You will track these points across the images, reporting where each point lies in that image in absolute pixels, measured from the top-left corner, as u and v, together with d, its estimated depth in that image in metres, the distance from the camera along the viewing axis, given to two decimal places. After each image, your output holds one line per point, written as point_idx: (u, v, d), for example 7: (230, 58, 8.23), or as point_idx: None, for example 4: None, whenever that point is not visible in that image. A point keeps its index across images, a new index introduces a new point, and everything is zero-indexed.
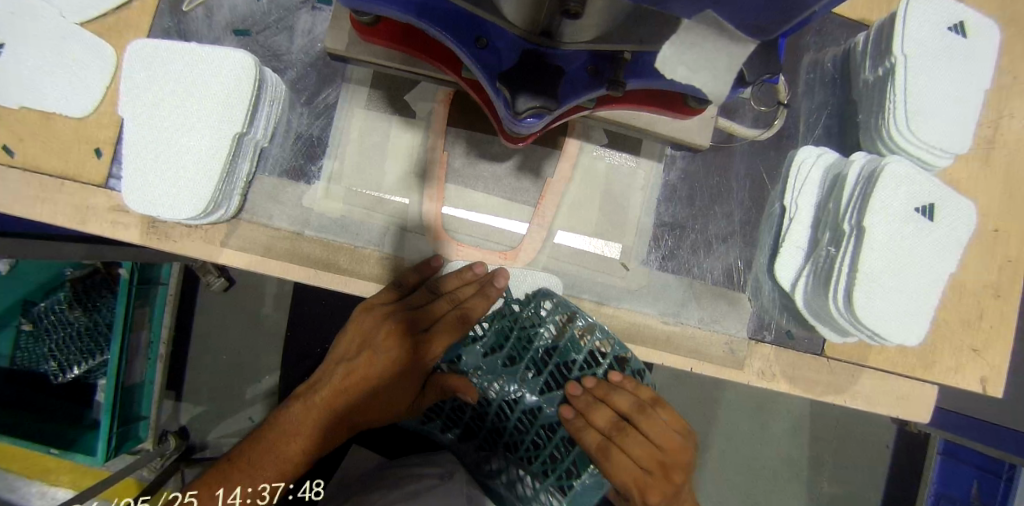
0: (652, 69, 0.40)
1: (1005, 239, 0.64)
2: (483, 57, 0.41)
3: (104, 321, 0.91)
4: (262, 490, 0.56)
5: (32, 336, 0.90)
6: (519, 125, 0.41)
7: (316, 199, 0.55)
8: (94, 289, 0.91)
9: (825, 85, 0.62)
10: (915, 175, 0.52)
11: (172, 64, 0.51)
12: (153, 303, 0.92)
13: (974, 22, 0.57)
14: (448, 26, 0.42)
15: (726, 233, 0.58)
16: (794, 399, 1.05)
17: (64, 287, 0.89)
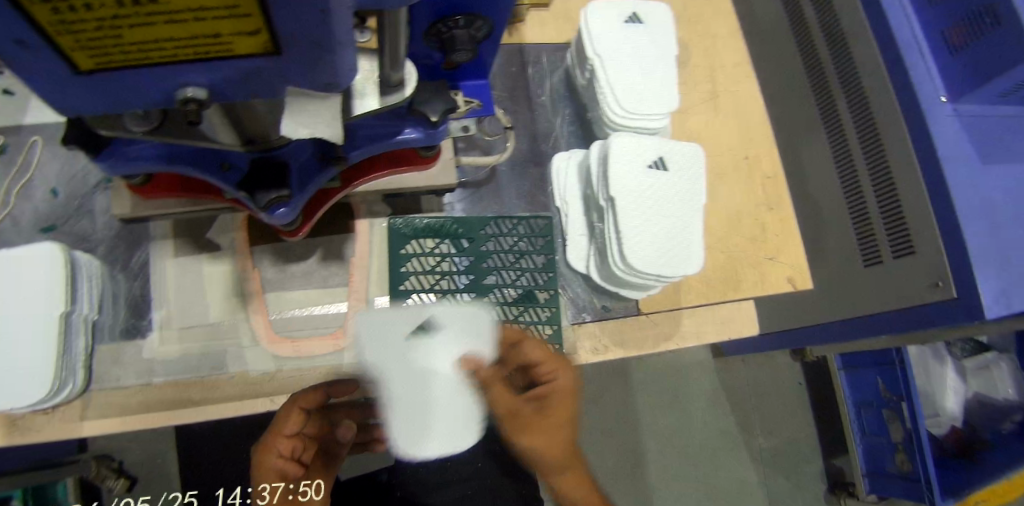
0: (366, 134, 0.52)
1: (756, 163, 0.76)
2: (230, 176, 0.51)
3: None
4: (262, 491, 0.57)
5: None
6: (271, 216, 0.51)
7: (154, 349, 0.60)
8: None
9: (563, 98, 0.73)
10: (638, 140, 0.64)
11: None
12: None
13: (645, 10, 0.70)
14: (195, 162, 0.50)
15: (517, 247, 0.65)
16: (705, 371, 1.12)
17: None
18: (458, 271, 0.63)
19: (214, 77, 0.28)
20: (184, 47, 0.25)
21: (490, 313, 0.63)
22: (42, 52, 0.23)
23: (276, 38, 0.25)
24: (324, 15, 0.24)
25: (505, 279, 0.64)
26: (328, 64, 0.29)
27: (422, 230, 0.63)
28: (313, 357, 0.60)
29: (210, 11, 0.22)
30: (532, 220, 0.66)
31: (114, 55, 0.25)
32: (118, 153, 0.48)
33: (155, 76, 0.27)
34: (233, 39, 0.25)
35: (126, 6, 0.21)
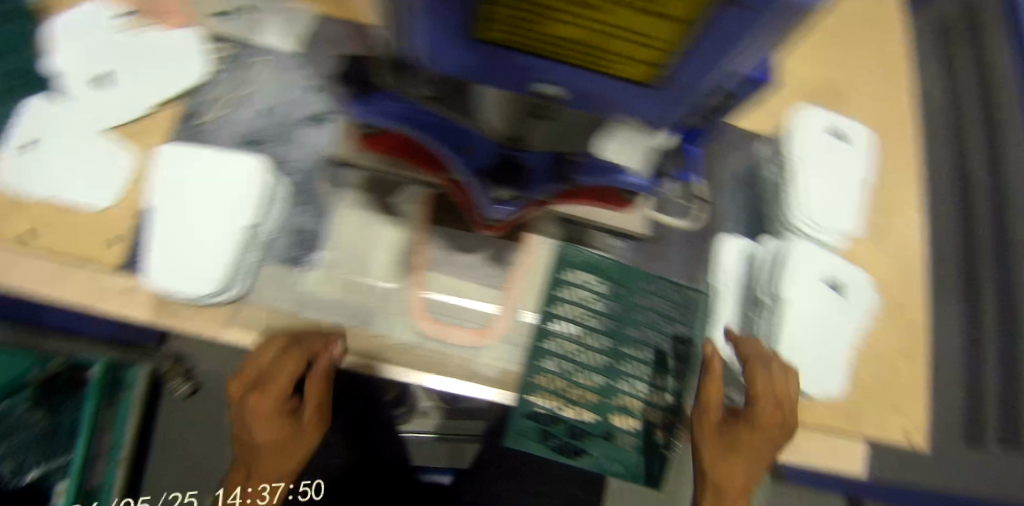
0: (600, 166, 0.51)
1: (903, 307, 0.75)
2: (467, 160, 0.51)
3: (66, 422, 0.83)
4: (262, 490, 0.60)
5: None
6: (492, 210, 0.54)
7: (312, 284, 0.62)
8: (55, 394, 0.82)
9: (743, 185, 0.73)
10: (819, 257, 0.67)
11: (198, 162, 0.62)
12: (120, 404, 0.88)
13: (851, 128, 0.72)
14: (441, 137, 0.49)
15: (665, 311, 0.65)
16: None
17: (27, 388, 0.80)
18: (605, 313, 0.64)
19: (574, 77, 0.31)
20: (578, 49, 0.28)
21: (621, 364, 0.63)
22: (463, 14, 0.26)
23: (662, 66, 0.28)
24: (717, 70, 0.27)
25: (642, 336, 0.64)
26: (671, 96, 0.32)
27: (584, 263, 0.64)
28: (451, 345, 0.62)
29: (634, 36, 0.25)
30: (687, 289, 0.66)
31: (512, 36, 0.28)
32: (374, 103, 0.48)
33: (529, 64, 0.30)
34: (618, 65, 0.29)
35: (577, 11, 0.24)
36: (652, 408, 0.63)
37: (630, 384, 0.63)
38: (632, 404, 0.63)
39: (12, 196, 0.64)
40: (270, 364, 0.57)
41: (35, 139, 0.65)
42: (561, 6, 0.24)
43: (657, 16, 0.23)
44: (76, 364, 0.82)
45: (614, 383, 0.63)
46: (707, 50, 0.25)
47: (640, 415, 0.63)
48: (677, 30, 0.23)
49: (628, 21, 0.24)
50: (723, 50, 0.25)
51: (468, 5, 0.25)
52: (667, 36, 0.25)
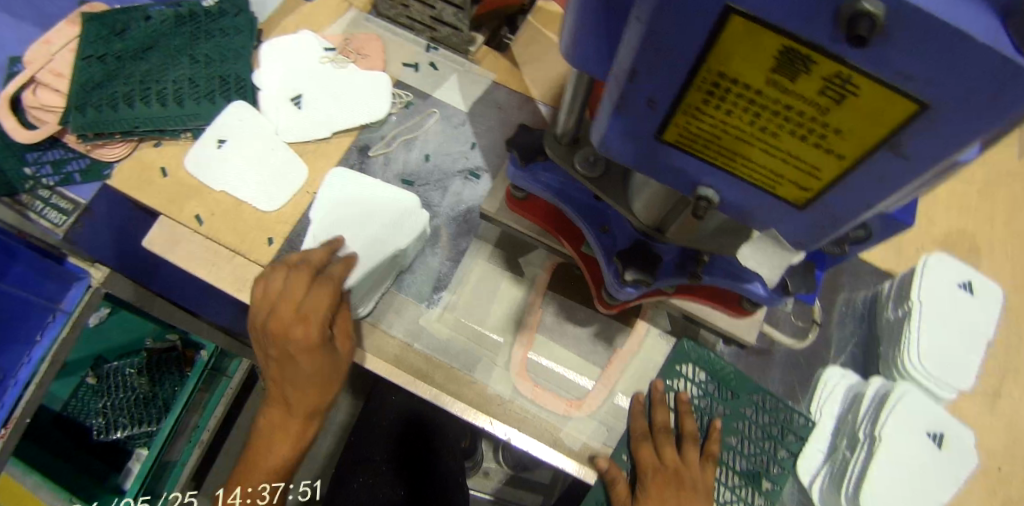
0: (724, 268, 0.53)
1: (1007, 479, 0.71)
2: (604, 239, 0.55)
3: (162, 395, 1.09)
4: (263, 491, 0.69)
5: (91, 389, 1.08)
6: (620, 290, 0.53)
7: (430, 320, 0.67)
8: (165, 364, 1.11)
9: (855, 320, 0.75)
10: (926, 407, 0.65)
11: (359, 188, 0.69)
12: (213, 390, 1.13)
13: (979, 283, 0.72)
14: (585, 213, 0.55)
15: (768, 427, 0.66)
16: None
17: (140, 355, 1.10)
18: (711, 414, 0.65)
19: (730, 187, 0.38)
20: (741, 164, 0.35)
21: (715, 467, 0.65)
22: (659, 117, 0.34)
23: (815, 195, 0.34)
24: (864, 203, 0.33)
25: (743, 447, 0.65)
26: (807, 221, 0.37)
27: (702, 359, 0.66)
28: (542, 407, 0.65)
29: (801, 161, 0.32)
30: (795, 413, 0.66)
31: (691, 143, 0.35)
32: (532, 174, 0.56)
33: (693, 169, 0.37)
34: (785, 183, 0.34)
35: (762, 133, 0.31)
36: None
37: (716, 488, 0.65)
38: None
39: (201, 182, 0.78)
40: (305, 320, 0.60)
41: (225, 139, 0.79)
42: (753, 120, 0.30)
43: (836, 148, 0.29)
44: (190, 344, 1.12)
45: None
46: (860, 185, 0.31)
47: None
48: (857, 154, 0.29)
49: (802, 150, 0.31)
50: (877, 185, 0.31)
51: (673, 108, 0.32)
52: (830, 168, 0.31)
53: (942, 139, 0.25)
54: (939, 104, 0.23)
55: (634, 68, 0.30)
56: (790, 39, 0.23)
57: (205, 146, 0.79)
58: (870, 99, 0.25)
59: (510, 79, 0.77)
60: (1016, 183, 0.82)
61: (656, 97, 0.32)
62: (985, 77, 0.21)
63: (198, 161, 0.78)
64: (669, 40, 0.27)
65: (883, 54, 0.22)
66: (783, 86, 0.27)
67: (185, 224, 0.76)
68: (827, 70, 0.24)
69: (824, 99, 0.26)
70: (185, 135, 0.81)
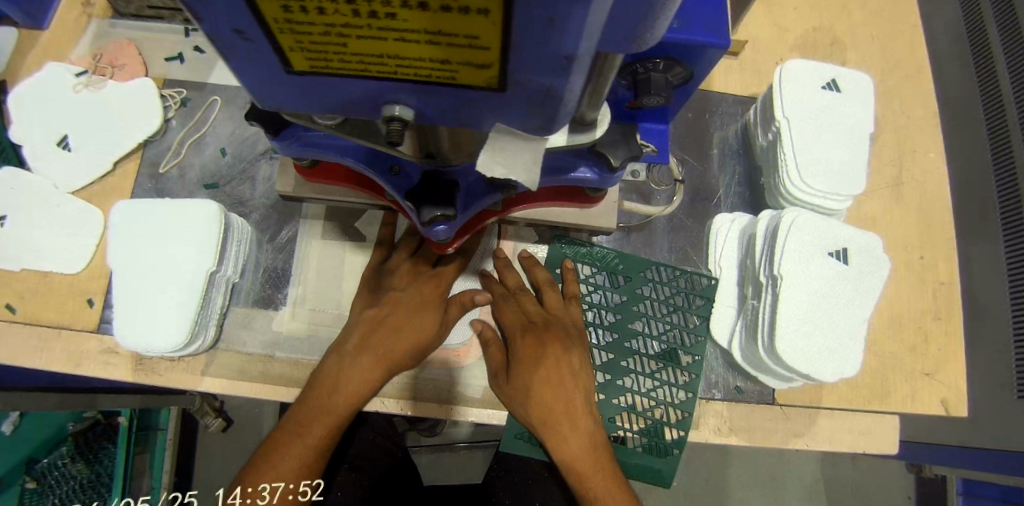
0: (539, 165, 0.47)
1: (932, 265, 0.67)
2: (398, 181, 0.48)
3: (105, 471, 0.98)
4: (261, 489, 0.53)
5: (35, 494, 0.94)
6: (430, 232, 0.46)
7: (284, 322, 0.60)
8: (95, 440, 0.99)
9: (734, 158, 0.69)
10: (824, 224, 0.59)
11: (149, 210, 0.59)
12: (152, 448, 1.07)
13: (844, 78, 0.66)
14: (368, 155, 0.48)
15: (671, 299, 0.61)
16: (805, 462, 1.10)
17: (66, 442, 0.97)
18: (607, 306, 0.61)
19: (421, 96, 0.28)
20: (404, 66, 0.25)
21: (627, 360, 0.61)
22: (263, 45, 0.23)
23: (507, 75, 0.24)
24: (560, 65, 0.23)
25: (651, 330, 0.61)
26: (531, 112, 0.28)
27: (583, 256, 0.62)
28: (431, 370, 0.59)
29: (450, 35, 0.22)
30: (694, 276, 0.62)
31: (331, 62, 0.25)
32: (294, 136, 0.45)
33: (368, 89, 0.27)
34: (460, 67, 0.24)
35: (374, 17, 0.21)
36: (664, 397, 0.60)
37: (636, 381, 0.60)
38: (639, 401, 0.60)
39: None
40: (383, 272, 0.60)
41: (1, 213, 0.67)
42: (350, 6, 0.20)
43: (465, 2, 0.19)
44: (109, 413, 1.00)
45: (619, 379, 0.60)
46: (536, 42, 0.21)
47: (647, 411, 0.59)
48: (499, 2, 0.19)
49: (434, 18, 0.20)
50: (554, 34, 0.20)
51: (260, 28, 0.22)
52: (491, 34, 0.21)
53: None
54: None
55: None
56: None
57: None
58: None
59: None
60: None
61: (235, 25, 0.21)
62: None
63: None
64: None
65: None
66: None
67: None
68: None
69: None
70: None
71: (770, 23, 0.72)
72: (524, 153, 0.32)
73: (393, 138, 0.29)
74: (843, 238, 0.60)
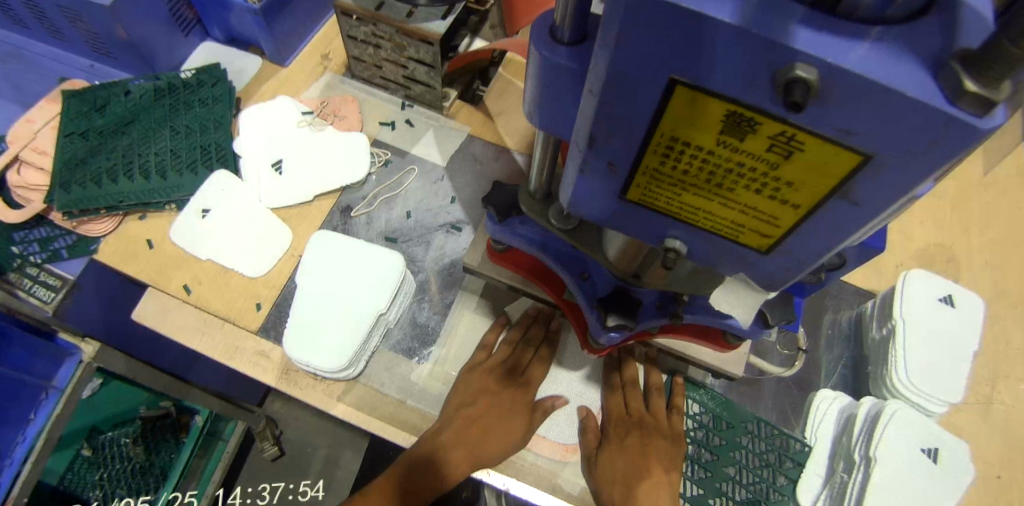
0: (704, 307, 0.56)
1: (1007, 487, 0.71)
2: (585, 286, 0.58)
3: (160, 463, 1.03)
4: None
5: (85, 462, 0.93)
6: (604, 335, 0.55)
7: (422, 375, 0.68)
8: (161, 431, 1.04)
9: (843, 343, 0.76)
10: (921, 422, 0.64)
11: (341, 245, 0.70)
12: (211, 456, 1.13)
13: (961, 295, 0.73)
14: (565, 260, 0.58)
15: (765, 455, 0.66)
16: None
17: (136, 423, 1.00)
18: (706, 444, 0.68)
19: (692, 239, 0.37)
20: (701, 219, 0.34)
21: (713, 498, 0.65)
22: (618, 177, 0.34)
23: (777, 242, 0.33)
24: (824, 248, 0.32)
25: (742, 477, 0.65)
26: (772, 265, 0.36)
27: (695, 391, 0.70)
28: (537, 454, 0.66)
29: (759, 213, 0.31)
30: (790, 438, 0.67)
31: (654, 202, 0.35)
32: (512, 227, 0.59)
33: (654, 225, 0.37)
34: (746, 232, 0.34)
35: (716, 189, 0.31)
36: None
37: None
38: None
39: (187, 252, 0.78)
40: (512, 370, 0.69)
41: (207, 208, 0.79)
42: (709, 179, 0.30)
43: (791, 199, 0.28)
44: (184, 410, 1.07)
45: None
46: (816, 232, 0.30)
47: None
48: (812, 204, 0.28)
49: (759, 201, 0.30)
50: (836, 234, 0.30)
51: (632, 169, 0.32)
52: (788, 218, 0.30)
53: (898, 186, 0.24)
54: (881, 154, 0.23)
55: (592, 134, 0.31)
56: (734, 104, 0.24)
57: (188, 217, 0.79)
58: (816, 153, 0.24)
59: (485, 129, 0.80)
60: (987, 192, 0.83)
61: (614, 161, 0.32)
62: (918, 127, 0.20)
63: (182, 233, 0.78)
64: (622, 110, 0.28)
65: (823, 114, 0.22)
66: (733, 146, 0.26)
67: (173, 294, 0.76)
68: (772, 127, 0.24)
69: (772, 156, 0.26)
70: (169, 207, 0.81)
71: (897, 230, 0.81)
72: (748, 299, 0.43)
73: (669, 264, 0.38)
74: (938, 443, 0.65)
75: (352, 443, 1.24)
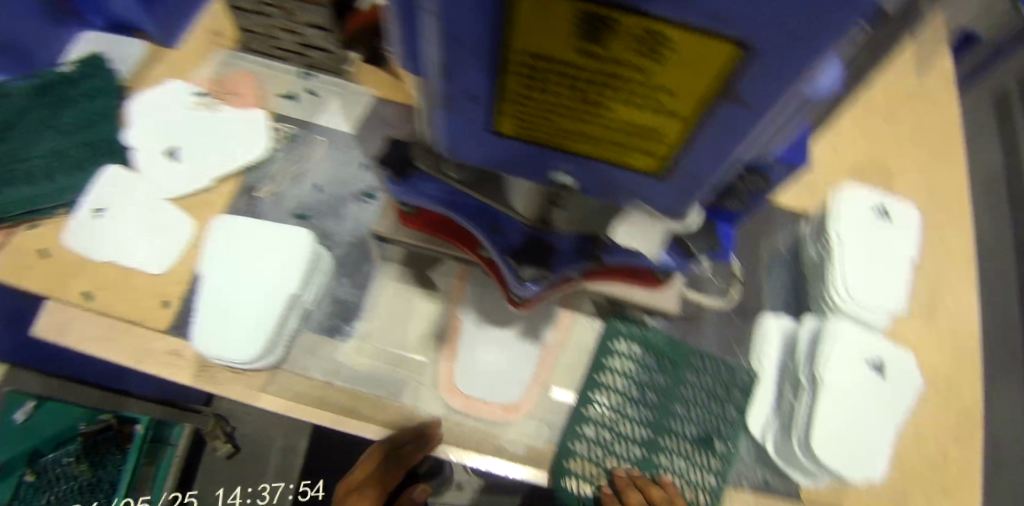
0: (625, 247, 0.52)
1: (957, 392, 0.71)
2: (497, 239, 0.53)
3: (108, 477, 0.97)
4: None
5: (28, 489, 0.86)
6: (521, 287, 0.53)
7: (347, 354, 0.63)
8: (105, 445, 0.98)
9: (782, 266, 0.74)
10: (864, 337, 0.63)
11: (243, 230, 0.64)
12: (160, 463, 1.07)
13: (892, 205, 0.71)
14: (473, 213, 0.53)
15: (711, 390, 0.64)
16: None
17: (76, 440, 0.94)
18: (652, 387, 0.64)
19: (583, 166, 0.36)
20: (587, 143, 0.32)
21: (664, 438, 0.63)
22: (488, 110, 0.31)
23: (665, 158, 0.32)
24: (715, 158, 0.30)
25: (691, 414, 0.63)
26: (671, 184, 0.35)
27: (635, 333, 0.65)
28: (478, 421, 0.62)
29: (637, 127, 0.29)
30: (736, 371, 0.65)
31: (530, 131, 0.33)
32: (413, 186, 0.52)
33: (546, 157, 0.36)
34: (633, 150, 0.32)
35: (594, 109, 0.28)
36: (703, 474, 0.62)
37: (671, 459, 0.63)
38: (675, 480, 0.63)
39: (81, 256, 0.71)
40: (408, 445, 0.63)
41: (102, 207, 0.73)
42: (581, 99, 0.27)
43: (672, 109, 0.26)
44: (125, 419, 1.00)
45: (655, 455, 0.63)
46: (705, 140, 0.28)
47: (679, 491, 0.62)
48: (693, 112, 0.26)
49: (637, 115, 0.28)
50: (724, 140, 0.28)
51: (501, 98, 0.29)
52: (673, 130, 0.28)
53: (772, 80, 0.22)
54: (754, 45, 0.20)
55: (448, 66, 0.27)
56: (583, 6, 0.19)
57: (82, 220, 0.72)
58: (684, 53, 0.21)
59: (393, 90, 0.73)
60: (913, 101, 0.82)
61: (478, 93, 0.29)
62: (789, 5, 0.17)
63: (77, 236, 0.72)
64: (468, 33, 0.23)
65: (684, 6, 0.18)
66: (595, 56, 0.23)
67: (70, 302, 0.69)
68: (634, 26, 0.20)
69: (641, 62, 0.22)
70: (55, 210, 0.74)
71: (828, 148, 0.79)
72: (649, 229, 0.43)
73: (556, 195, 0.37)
74: (884, 356, 0.64)
75: (306, 431, 1.15)
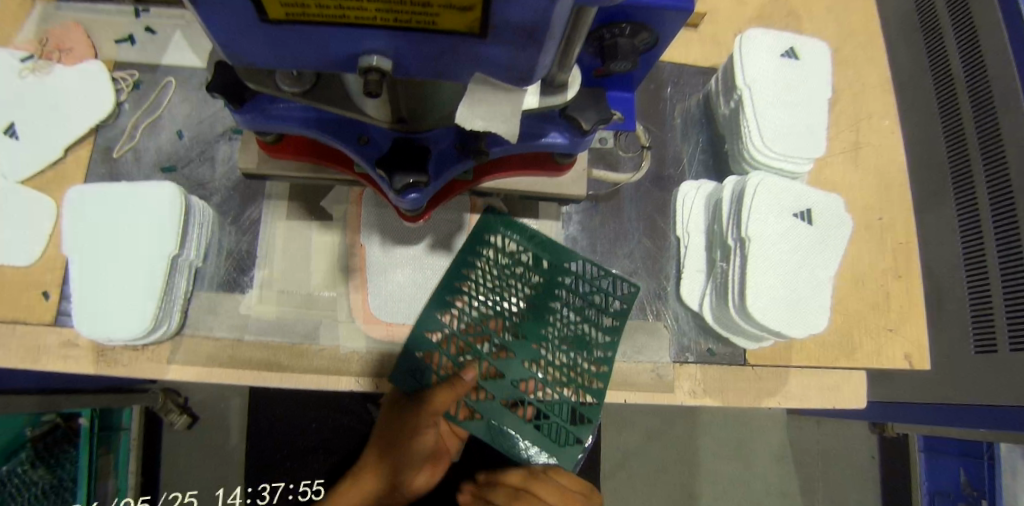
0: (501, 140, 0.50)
1: (890, 225, 0.70)
2: (365, 151, 0.48)
3: (68, 475, 0.91)
4: None
5: None
6: (403, 200, 0.47)
7: (252, 305, 0.59)
8: (56, 445, 0.89)
9: (697, 126, 0.71)
10: (789, 187, 0.60)
11: (105, 197, 0.56)
12: (117, 448, 1.00)
13: (801, 46, 0.67)
14: (335, 126, 0.48)
15: (630, 270, 0.66)
16: (771, 427, 1.17)
17: (25, 448, 0.85)
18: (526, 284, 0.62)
19: (391, 43, 0.26)
20: (383, 12, 0.23)
21: (541, 336, 0.61)
22: None
23: (488, 16, 0.23)
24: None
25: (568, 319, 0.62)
26: (516, 48, 0.26)
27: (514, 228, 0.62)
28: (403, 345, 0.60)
29: None
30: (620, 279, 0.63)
31: (307, 9, 0.23)
32: (258, 109, 0.46)
33: (337, 35, 0.26)
34: (441, 11, 0.23)
35: None
36: (567, 388, 0.60)
37: (545, 357, 0.61)
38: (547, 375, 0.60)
39: None
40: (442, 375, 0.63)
41: None
42: None
43: None
44: (70, 415, 0.89)
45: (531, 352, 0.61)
46: None
47: (553, 386, 0.60)
48: None
49: None
50: None
51: None
52: None
53: None
54: None
55: None
56: None
57: None
58: None
59: None
60: None
61: None
62: None
63: None
64: None
65: None
66: None
67: None
68: None
69: None
70: None
71: None
72: (503, 103, 0.32)
73: (371, 90, 0.28)
74: (812, 203, 0.61)
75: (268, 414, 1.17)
